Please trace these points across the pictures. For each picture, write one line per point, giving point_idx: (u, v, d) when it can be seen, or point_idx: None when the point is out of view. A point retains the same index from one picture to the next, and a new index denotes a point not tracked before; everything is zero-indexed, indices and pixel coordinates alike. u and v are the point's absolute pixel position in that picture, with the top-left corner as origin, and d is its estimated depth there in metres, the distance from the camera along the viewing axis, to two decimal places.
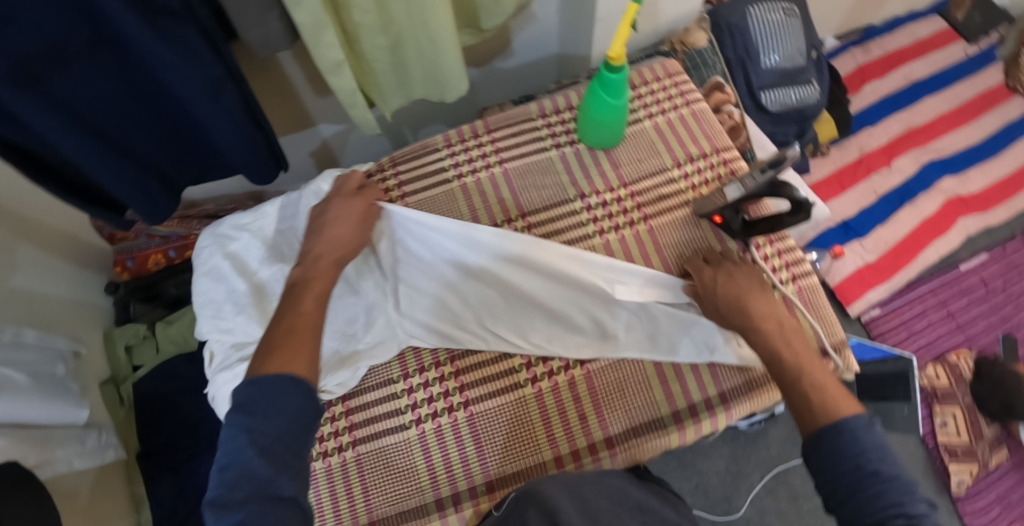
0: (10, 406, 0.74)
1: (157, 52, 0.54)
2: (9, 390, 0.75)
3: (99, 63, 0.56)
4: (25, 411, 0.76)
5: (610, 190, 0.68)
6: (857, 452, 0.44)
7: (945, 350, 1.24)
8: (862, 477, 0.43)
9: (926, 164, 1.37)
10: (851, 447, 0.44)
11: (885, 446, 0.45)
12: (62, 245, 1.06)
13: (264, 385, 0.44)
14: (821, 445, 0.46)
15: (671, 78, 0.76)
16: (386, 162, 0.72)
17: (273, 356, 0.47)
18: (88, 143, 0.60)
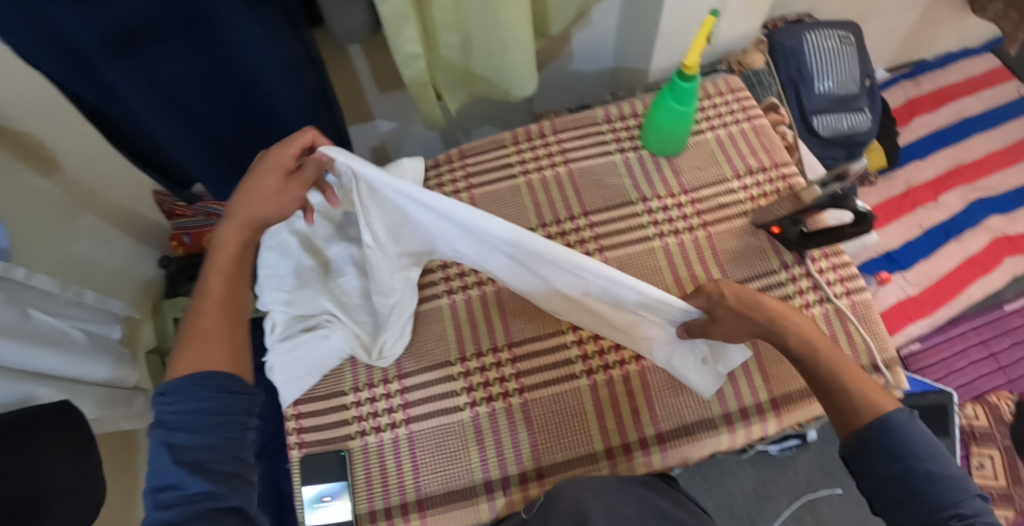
0: (66, 362, 0.77)
1: (251, 34, 0.59)
2: (68, 346, 0.79)
3: (190, 45, 0.60)
4: (81, 368, 0.80)
5: (671, 196, 0.70)
6: (910, 454, 0.46)
7: (986, 390, 1.21)
8: (915, 478, 0.45)
9: (973, 202, 1.35)
10: (898, 447, 0.46)
11: (931, 442, 0.47)
12: (123, 216, 1.11)
13: (182, 392, 0.46)
14: (870, 445, 0.47)
15: (733, 93, 0.78)
16: (454, 155, 0.76)
17: (187, 353, 0.48)
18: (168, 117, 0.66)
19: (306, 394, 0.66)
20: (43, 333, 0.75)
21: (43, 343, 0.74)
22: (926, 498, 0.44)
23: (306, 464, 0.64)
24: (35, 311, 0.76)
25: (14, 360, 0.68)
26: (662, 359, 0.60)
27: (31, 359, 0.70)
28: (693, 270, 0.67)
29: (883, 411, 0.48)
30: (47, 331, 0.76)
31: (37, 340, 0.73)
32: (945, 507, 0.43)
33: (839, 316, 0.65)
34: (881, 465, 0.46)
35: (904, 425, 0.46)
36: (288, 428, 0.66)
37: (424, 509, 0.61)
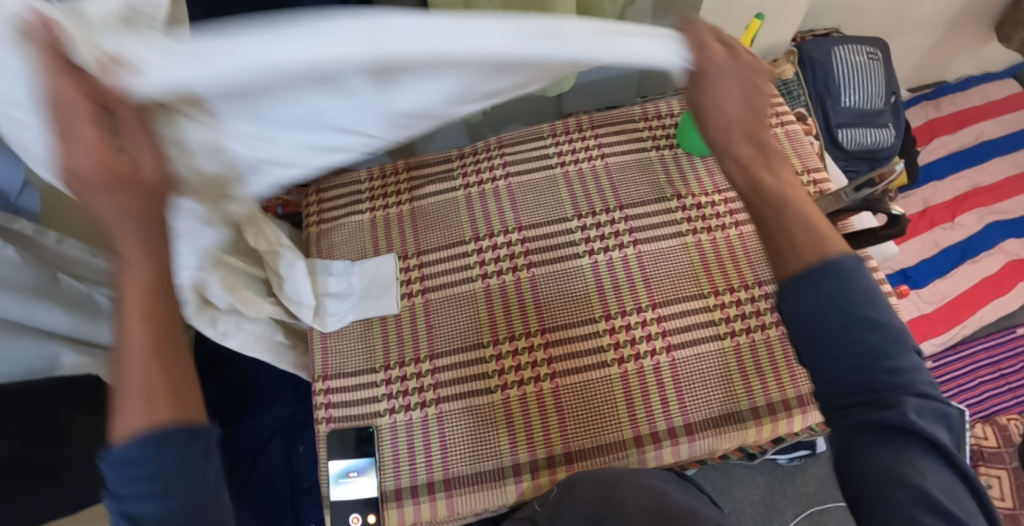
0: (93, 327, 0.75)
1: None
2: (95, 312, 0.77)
3: None
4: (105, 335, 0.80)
5: (705, 195, 0.72)
6: (840, 305, 0.36)
7: (995, 412, 1.22)
8: (849, 320, 0.36)
9: (989, 224, 1.36)
10: (836, 292, 0.37)
11: (873, 290, 0.37)
12: None
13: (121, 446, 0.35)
14: (803, 288, 0.37)
15: (768, 99, 0.80)
16: (493, 143, 0.78)
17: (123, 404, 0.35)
18: None
19: (336, 369, 0.68)
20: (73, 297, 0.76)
21: (70, 307, 0.72)
22: (879, 362, 0.35)
23: (333, 439, 0.65)
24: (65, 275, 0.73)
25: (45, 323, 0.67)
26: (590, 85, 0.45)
27: (57, 323, 0.69)
28: (725, 267, 0.67)
29: (829, 255, 0.37)
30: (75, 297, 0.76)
31: (67, 303, 0.71)
32: (881, 360, 0.35)
33: None
34: (814, 309, 0.37)
35: (852, 267, 0.36)
36: (316, 402, 0.67)
37: (450, 488, 0.61)
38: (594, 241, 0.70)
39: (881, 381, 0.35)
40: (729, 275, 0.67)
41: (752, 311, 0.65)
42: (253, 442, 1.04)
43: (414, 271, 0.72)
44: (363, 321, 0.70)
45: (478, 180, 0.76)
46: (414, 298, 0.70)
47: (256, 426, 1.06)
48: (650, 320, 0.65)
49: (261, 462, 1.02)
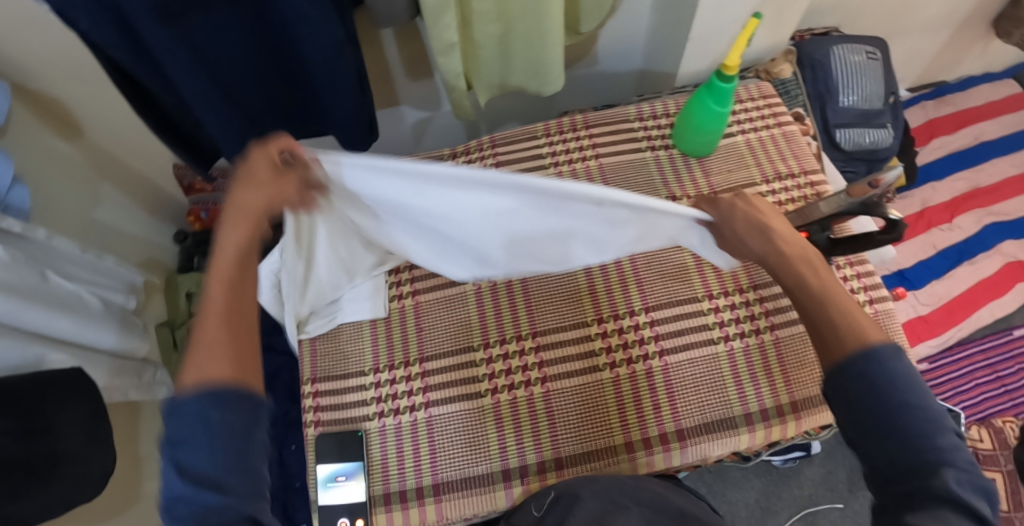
0: (79, 328, 0.76)
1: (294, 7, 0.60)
2: (80, 312, 0.78)
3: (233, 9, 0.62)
4: (89, 334, 0.79)
5: (701, 197, 0.71)
6: (878, 377, 0.38)
7: (991, 414, 1.21)
8: (889, 404, 0.37)
9: (988, 225, 1.35)
10: (883, 377, 0.38)
11: (915, 379, 0.38)
12: (143, 188, 1.12)
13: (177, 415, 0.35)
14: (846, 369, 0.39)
15: (765, 99, 0.79)
16: (486, 143, 0.77)
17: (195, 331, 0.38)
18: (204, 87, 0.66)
19: (325, 372, 0.67)
20: (60, 295, 0.75)
21: (58, 307, 0.73)
22: (921, 442, 0.35)
23: (321, 443, 0.64)
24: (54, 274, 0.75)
25: (35, 324, 0.69)
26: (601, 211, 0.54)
27: (46, 323, 0.70)
28: (719, 270, 0.66)
29: (868, 340, 0.39)
30: (62, 295, 0.75)
31: (54, 303, 0.72)
32: (922, 439, 0.35)
33: None
34: (853, 388, 0.39)
35: (892, 354, 0.38)
36: (305, 406, 0.66)
37: (439, 494, 0.60)
38: None
39: (922, 463, 0.34)
40: (723, 279, 0.66)
41: (745, 315, 0.64)
42: None
43: (405, 274, 0.71)
44: (352, 323, 0.69)
45: None
46: (405, 300, 0.69)
47: None
48: (642, 324, 0.64)
49: None
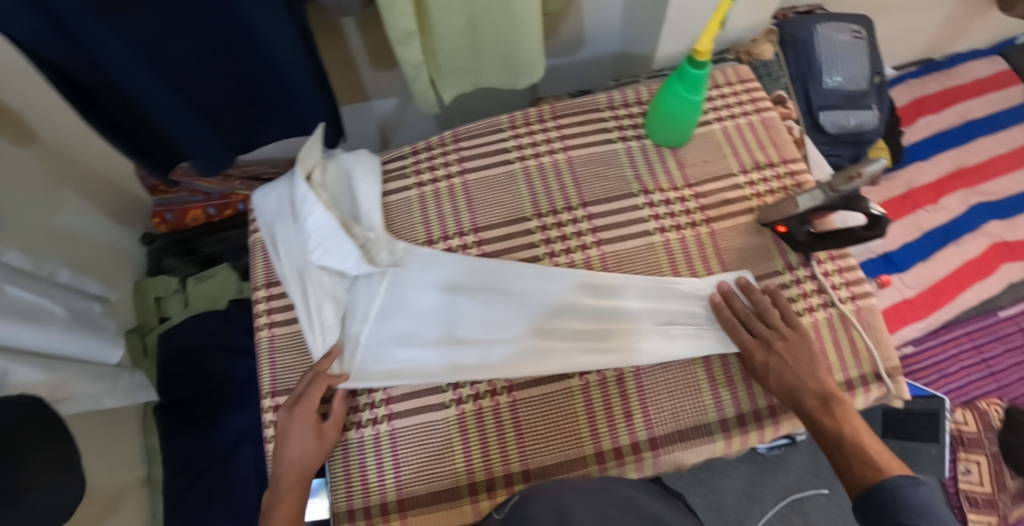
0: (44, 337, 0.72)
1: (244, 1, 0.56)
2: (43, 320, 0.74)
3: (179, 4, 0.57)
4: (57, 341, 0.75)
5: (674, 189, 0.67)
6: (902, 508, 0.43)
7: (976, 396, 1.20)
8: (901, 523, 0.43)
9: (973, 206, 1.33)
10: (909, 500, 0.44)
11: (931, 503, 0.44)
12: (103, 189, 1.07)
13: None
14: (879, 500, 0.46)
15: (743, 84, 0.75)
16: (448, 138, 0.72)
17: None
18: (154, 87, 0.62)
19: (286, 385, 0.65)
20: (22, 307, 0.71)
21: (20, 317, 0.69)
22: None
23: None
24: (13, 287, 0.72)
25: None
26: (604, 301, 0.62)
27: (9, 334, 0.67)
28: (695, 267, 0.64)
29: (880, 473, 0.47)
30: (25, 306, 0.72)
31: (16, 313, 0.69)
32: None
33: (843, 322, 0.62)
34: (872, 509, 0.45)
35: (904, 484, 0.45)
36: (265, 420, 0.64)
37: (404, 510, 0.58)
38: (556, 243, 0.65)
39: None
40: (694, 267, 0.64)
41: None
42: (217, 450, 1.00)
43: None
44: None
45: (433, 176, 0.70)
46: None
47: (222, 432, 1.01)
48: None
49: (225, 470, 0.98)
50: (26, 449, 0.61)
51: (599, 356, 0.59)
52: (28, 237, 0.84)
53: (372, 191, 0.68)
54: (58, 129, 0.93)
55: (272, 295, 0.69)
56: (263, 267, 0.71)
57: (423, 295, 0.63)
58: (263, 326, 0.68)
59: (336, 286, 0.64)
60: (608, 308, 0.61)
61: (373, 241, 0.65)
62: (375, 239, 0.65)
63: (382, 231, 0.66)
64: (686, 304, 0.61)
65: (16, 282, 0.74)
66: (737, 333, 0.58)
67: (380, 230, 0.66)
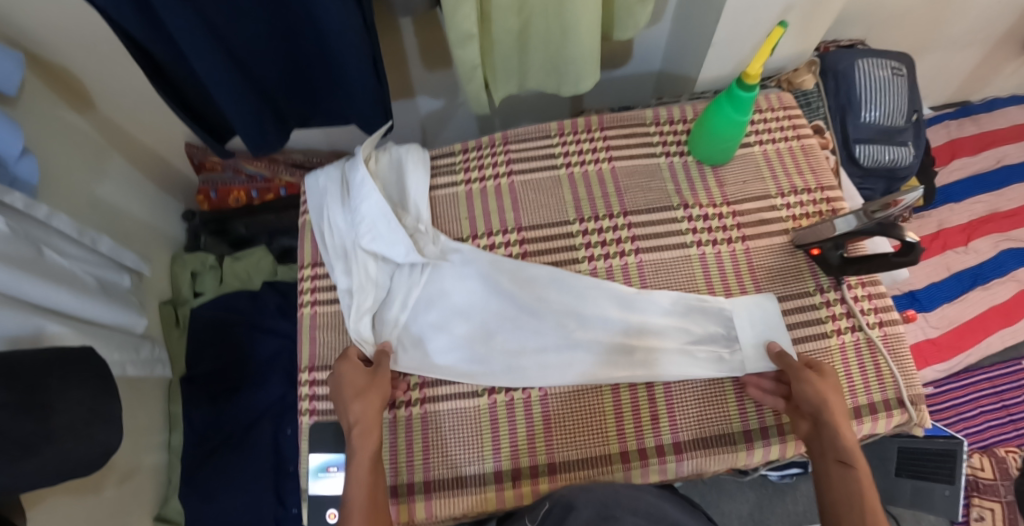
0: (80, 302, 0.77)
1: None
2: (78, 287, 0.79)
3: None
4: (91, 308, 0.80)
5: (713, 206, 0.69)
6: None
7: (994, 443, 1.19)
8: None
9: (1004, 251, 1.32)
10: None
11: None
12: (153, 163, 1.12)
13: None
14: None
15: (785, 110, 0.77)
16: (498, 140, 0.75)
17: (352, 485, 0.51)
18: (224, 68, 0.67)
19: (323, 362, 0.68)
20: (56, 272, 0.75)
21: (58, 281, 0.74)
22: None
23: (315, 431, 0.64)
24: (51, 252, 0.76)
25: (35, 295, 0.69)
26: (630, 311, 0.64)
27: (42, 296, 0.71)
28: (728, 283, 0.65)
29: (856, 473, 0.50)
30: (58, 272, 0.76)
31: (53, 277, 0.73)
32: None
33: (872, 348, 0.63)
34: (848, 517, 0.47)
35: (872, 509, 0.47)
36: (301, 394, 0.67)
37: (429, 491, 0.59)
38: (595, 247, 0.67)
39: None
40: (730, 288, 0.65)
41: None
42: (240, 423, 1.03)
43: None
44: None
45: (481, 175, 0.73)
46: None
47: (247, 405, 1.04)
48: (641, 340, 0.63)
49: (249, 444, 1.01)
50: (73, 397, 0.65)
51: (626, 369, 0.61)
52: (67, 205, 0.90)
53: (422, 182, 0.72)
54: (118, 101, 0.99)
55: (316, 276, 0.72)
56: (310, 248, 0.74)
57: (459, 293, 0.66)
58: (305, 304, 0.71)
59: (377, 274, 0.67)
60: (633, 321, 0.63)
61: (420, 233, 0.68)
62: (422, 231, 0.68)
63: (430, 224, 0.70)
64: (710, 319, 0.63)
65: (54, 244, 0.79)
66: (802, 392, 0.55)
67: (427, 223, 0.70)
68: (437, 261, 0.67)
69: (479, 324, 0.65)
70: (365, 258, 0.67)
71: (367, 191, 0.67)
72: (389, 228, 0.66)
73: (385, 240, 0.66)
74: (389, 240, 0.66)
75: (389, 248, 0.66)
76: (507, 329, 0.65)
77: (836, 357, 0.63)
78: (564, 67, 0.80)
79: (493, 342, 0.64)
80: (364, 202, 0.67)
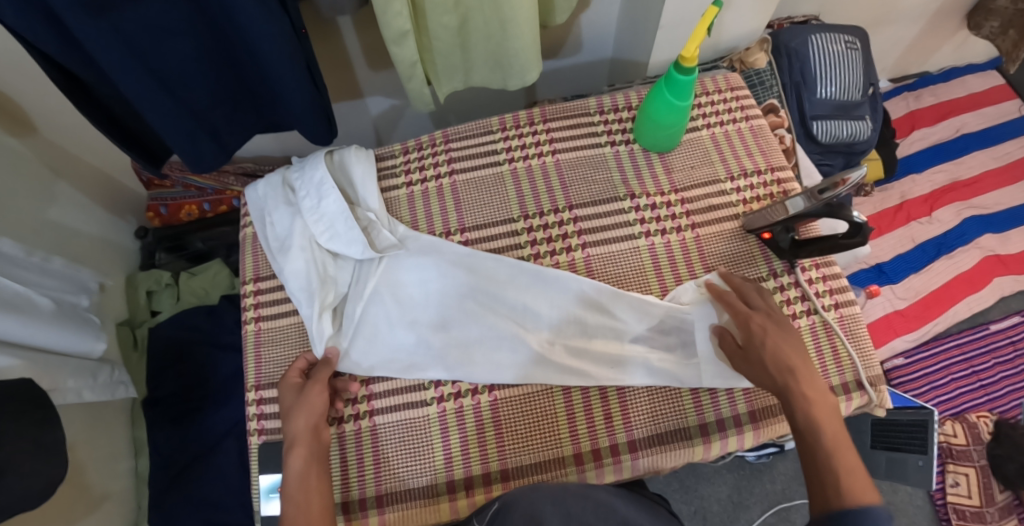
0: (27, 331, 0.72)
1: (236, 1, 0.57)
2: (30, 312, 0.73)
3: (171, 2, 0.58)
4: (44, 334, 0.75)
5: (660, 194, 0.68)
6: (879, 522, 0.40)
7: (966, 409, 1.20)
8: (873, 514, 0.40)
9: (967, 219, 1.33)
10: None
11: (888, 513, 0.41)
12: (98, 180, 1.07)
13: None
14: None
15: (732, 91, 0.75)
16: (439, 139, 0.73)
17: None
18: (149, 84, 0.63)
19: (268, 379, 0.65)
20: (6, 295, 0.70)
21: (5, 307, 0.68)
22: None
23: (263, 452, 0.62)
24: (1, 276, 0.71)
25: None
26: (602, 303, 0.62)
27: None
28: (678, 272, 0.64)
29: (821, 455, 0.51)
30: (11, 298, 0.71)
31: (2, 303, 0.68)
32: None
33: (826, 331, 0.62)
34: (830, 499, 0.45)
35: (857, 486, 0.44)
36: (248, 413, 0.64)
37: (382, 505, 0.57)
38: (541, 244, 0.65)
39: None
40: (682, 281, 0.64)
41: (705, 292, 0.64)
42: (205, 443, 0.98)
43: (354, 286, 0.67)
44: (297, 326, 0.67)
45: (422, 176, 0.71)
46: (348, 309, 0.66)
47: (209, 425, 0.99)
48: (594, 327, 0.61)
49: (212, 465, 0.96)
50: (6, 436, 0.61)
51: (594, 364, 0.60)
52: (15, 229, 0.85)
53: (368, 175, 0.69)
54: (54, 120, 0.93)
55: (259, 290, 0.69)
56: (251, 262, 0.71)
57: (414, 289, 0.64)
58: (248, 321, 0.68)
59: (338, 272, 0.65)
60: (605, 316, 0.61)
61: (374, 224, 0.66)
62: (376, 220, 0.66)
63: (382, 212, 0.67)
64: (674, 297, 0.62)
65: (2, 269, 0.73)
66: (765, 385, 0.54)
67: (379, 212, 0.67)
68: (391, 252, 0.64)
69: (432, 323, 0.63)
70: (324, 257, 0.65)
71: (323, 188, 0.66)
72: (343, 224, 0.64)
73: (341, 237, 0.64)
74: (343, 237, 0.64)
75: (344, 245, 0.64)
76: (464, 325, 0.62)
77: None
78: (504, 62, 0.77)
79: (451, 337, 0.62)
80: (322, 198, 0.65)
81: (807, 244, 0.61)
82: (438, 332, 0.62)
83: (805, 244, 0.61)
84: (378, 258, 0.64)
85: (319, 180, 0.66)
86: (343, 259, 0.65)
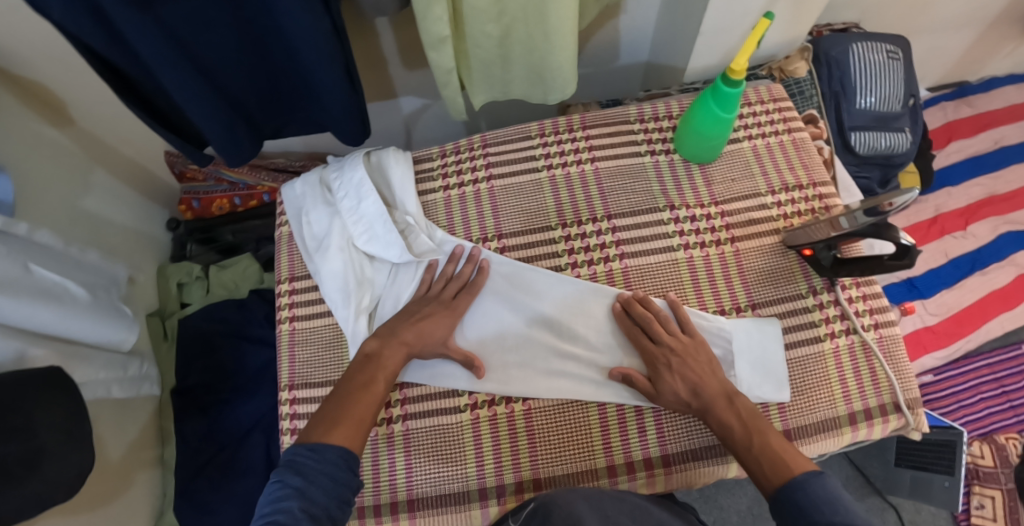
0: (66, 322, 0.73)
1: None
2: (68, 303, 0.74)
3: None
4: (77, 326, 0.75)
5: (700, 206, 0.67)
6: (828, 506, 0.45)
7: (994, 429, 1.16)
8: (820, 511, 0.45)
9: (1003, 234, 1.28)
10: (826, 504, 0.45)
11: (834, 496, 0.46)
12: (133, 171, 1.08)
13: (321, 457, 0.47)
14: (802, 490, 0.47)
15: (776, 102, 0.74)
16: (477, 142, 0.73)
17: (337, 426, 0.50)
18: (189, 80, 0.63)
19: (303, 379, 0.65)
20: (44, 286, 0.72)
21: (42, 298, 0.70)
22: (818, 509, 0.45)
23: None
24: (40, 267, 0.73)
25: (20, 316, 0.66)
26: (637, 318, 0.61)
27: (26, 314, 0.66)
28: (718, 289, 0.63)
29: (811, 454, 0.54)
30: (48, 287, 0.73)
31: (39, 294, 0.69)
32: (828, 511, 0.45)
33: (865, 353, 0.61)
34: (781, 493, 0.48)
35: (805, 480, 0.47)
36: (281, 411, 0.65)
37: (414, 510, 0.58)
38: (579, 253, 0.65)
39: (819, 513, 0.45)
40: (721, 297, 0.63)
41: (745, 303, 0.63)
42: (231, 436, 1.00)
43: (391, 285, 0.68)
44: (332, 327, 0.67)
45: (460, 181, 0.71)
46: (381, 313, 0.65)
47: (234, 419, 1.01)
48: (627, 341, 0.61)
49: (238, 457, 0.98)
50: (45, 425, 0.62)
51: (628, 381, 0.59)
52: (47, 222, 0.86)
53: (406, 177, 0.69)
54: (91, 112, 0.95)
55: (294, 290, 0.70)
56: (287, 261, 0.72)
57: None
58: (284, 320, 0.69)
59: (374, 274, 0.66)
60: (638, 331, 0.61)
61: (411, 227, 0.66)
62: (414, 224, 0.67)
63: (419, 216, 0.68)
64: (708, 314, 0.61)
65: (42, 260, 0.75)
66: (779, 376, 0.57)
67: (417, 216, 0.68)
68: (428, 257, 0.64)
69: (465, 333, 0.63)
70: (360, 258, 0.66)
71: (362, 190, 0.66)
72: (381, 227, 0.65)
73: (377, 240, 0.64)
74: (380, 242, 0.64)
75: (382, 249, 0.64)
76: (496, 336, 0.62)
77: (830, 362, 0.60)
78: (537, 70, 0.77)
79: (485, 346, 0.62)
80: (361, 200, 0.66)
81: (851, 265, 0.59)
82: (474, 333, 0.62)
83: (849, 266, 0.59)
84: (416, 261, 0.64)
85: (357, 182, 0.67)
86: (380, 262, 0.66)
